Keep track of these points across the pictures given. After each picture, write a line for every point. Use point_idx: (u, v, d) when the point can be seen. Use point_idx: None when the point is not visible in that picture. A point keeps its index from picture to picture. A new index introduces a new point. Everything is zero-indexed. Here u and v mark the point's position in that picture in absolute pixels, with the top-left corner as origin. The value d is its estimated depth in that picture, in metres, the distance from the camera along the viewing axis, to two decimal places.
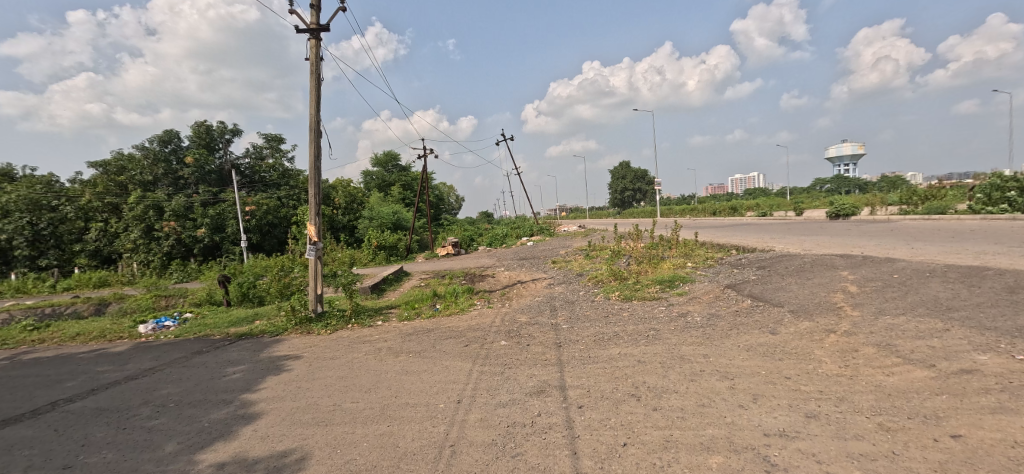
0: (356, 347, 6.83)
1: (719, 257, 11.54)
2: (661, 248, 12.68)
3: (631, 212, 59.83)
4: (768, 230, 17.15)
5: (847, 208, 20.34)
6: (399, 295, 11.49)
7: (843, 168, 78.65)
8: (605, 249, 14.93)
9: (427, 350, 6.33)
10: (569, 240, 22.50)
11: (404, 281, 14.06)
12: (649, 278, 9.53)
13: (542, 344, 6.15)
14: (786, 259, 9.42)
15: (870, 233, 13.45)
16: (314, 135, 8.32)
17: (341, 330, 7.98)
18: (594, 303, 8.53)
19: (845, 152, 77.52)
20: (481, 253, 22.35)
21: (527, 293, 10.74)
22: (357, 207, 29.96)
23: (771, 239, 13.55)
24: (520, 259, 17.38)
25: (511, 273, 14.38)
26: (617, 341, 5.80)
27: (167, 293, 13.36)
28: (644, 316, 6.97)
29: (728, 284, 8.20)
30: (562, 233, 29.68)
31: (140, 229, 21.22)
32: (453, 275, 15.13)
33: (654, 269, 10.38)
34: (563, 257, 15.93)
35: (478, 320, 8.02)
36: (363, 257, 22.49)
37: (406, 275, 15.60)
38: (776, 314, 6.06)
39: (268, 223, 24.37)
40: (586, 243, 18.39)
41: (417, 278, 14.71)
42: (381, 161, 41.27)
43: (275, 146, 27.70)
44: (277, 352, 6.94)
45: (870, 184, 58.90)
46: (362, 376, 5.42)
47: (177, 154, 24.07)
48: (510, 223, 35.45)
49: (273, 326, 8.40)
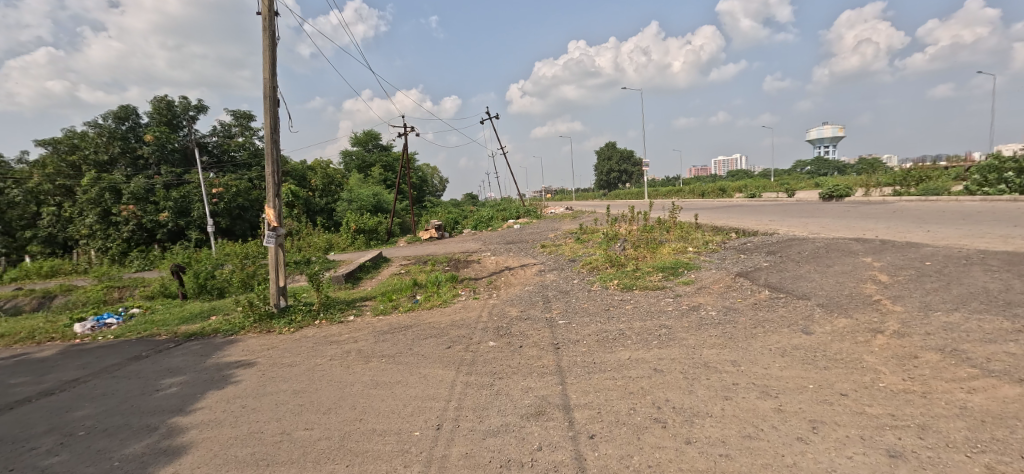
0: (320, 350, 5.90)
1: (720, 241, 10.77)
2: (658, 232, 11.86)
3: (616, 193, 59.20)
4: (764, 212, 16.49)
5: (842, 189, 19.76)
6: (376, 284, 10.51)
7: (824, 150, 79.09)
8: (597, 232, 14.07)
9: (403, 354, 5.43)
10: (557, 223, 21.63)
11: (383, 268, 13.05)
12: (649, 265, 8.70)
13: (536, 345, 5.32)
14: (797, 243, 8.68)
15: (873, 215, 12.81)
16: (269, 104, 7.21)
17: (306, 328, 7.04)
18: (590, 293, 7.68)
19: (826, 135, 77.90)
20: (465, 237, 21.35)
21: (515, 281, 9.86)
22: (335, 190, 28.87)
23: (772, 222, 12.82)
24: (507, 243, 16.47)
25: (497, 259, 13.48)
26: (624, 343, 4.97)
27: (120, 285, 12.30)
28: (650, 310, 6.14)
29: (738, 272, 7.44)
30: (549, 215, 28.77)
31: (96, 213, 19.99)
32: (435, 261, 14.17)
33: (652, 255, 9.57)
34: (552, 241, 15.04)
35: (462, 314, 7.13)
36: (341, 242, 21.41)
37: (385, 260, 14.58)
38: (804, 308, 5.28)
39: (239, 207, 23.34)
40: (576, 226, 17.55)
41: (397, 265, 13.72)
42: (361, 141, 39.69)
43: (245, 123, 26.21)
44: (228, 357, 5.98)
45: (854, 166, 59.02)
46: (322, 390, 4.51)
47: (136, 132, 22.43)
48: (495, 205, 34.39)
49: (228, 323, 7.42)
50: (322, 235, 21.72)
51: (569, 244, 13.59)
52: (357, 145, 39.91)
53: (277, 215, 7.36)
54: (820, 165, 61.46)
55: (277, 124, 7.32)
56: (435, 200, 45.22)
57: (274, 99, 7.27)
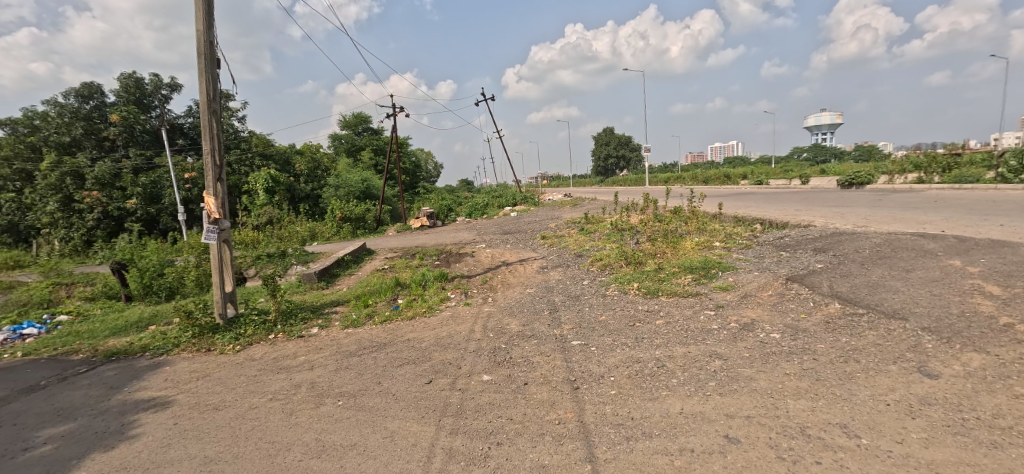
0: (262, 383, 4.52)
1: (748, 235, 9.41)
2: (675, 223, 10.47)
3: (614, 180, 57.71)
4: (784, 200, 15.12)
5: (862, 176, 18.41)
6: (354, 283, 9.10)
7: (822, 137, 77.84)
8: (604, 223, 12.67)
9: (368, 393, 4.07)
10: (556, 211, 20.25)
11: (365, 263, 11.62)
12: (673, 264, 7.34)
13: (546, 381, 3.98)
14: (848, 238, 7.34)
15: (911, 205, 11.46)
16: (206, 64, 5.77)
17: (256, 346, 5.67)
18: (607, 299, 6.32)
19: (824, 122, 76.45)
20: (458, 226, 19.93)
21: (514, 280, 8.48)
22: (321, 175, 27.34)
23: (800, 212, 11.45)
24: (503, 234, 15.09)
25: (493, 252, 12.12)
26: (669, 383, 3.63)
27: (68, 282, 10.94)
28: (692, 328, 4.77)
29: (788, 274, 6.10)
30: (548, 203, 27.32)
31: (57, 200, 18.43)
32: (424, 254, 12.76)
33: (674, 252, 8.19)
34: (552, 232, 13.63)
35: (450, 327, 5.78)
36: (325, 231, 20.01)
37: (369, 253, 13.17)
38: (907, 334, 3.94)
39: None
40: (578, 216, 16.14)
41: (382, 258, 12.30)
42: (350, 123, 37.94)
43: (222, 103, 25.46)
44: (144, 391, 4.63)
45: (854, 152, 57.92)
46: (243, 460, 3.15)
47: (102, 112, 20.83)
48: (490, 192, 32.87)
49: (163, 337, 6.06)
50: (305, 224, 20.30)
51: (573, 236, 12.20)
52: (346, 128, 38.15)
53: (219, 204, 5.94)
54: (821, 150, 60.20)
55: (217, 91, 5.87)
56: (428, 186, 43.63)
57: (213, 59, 5.82)
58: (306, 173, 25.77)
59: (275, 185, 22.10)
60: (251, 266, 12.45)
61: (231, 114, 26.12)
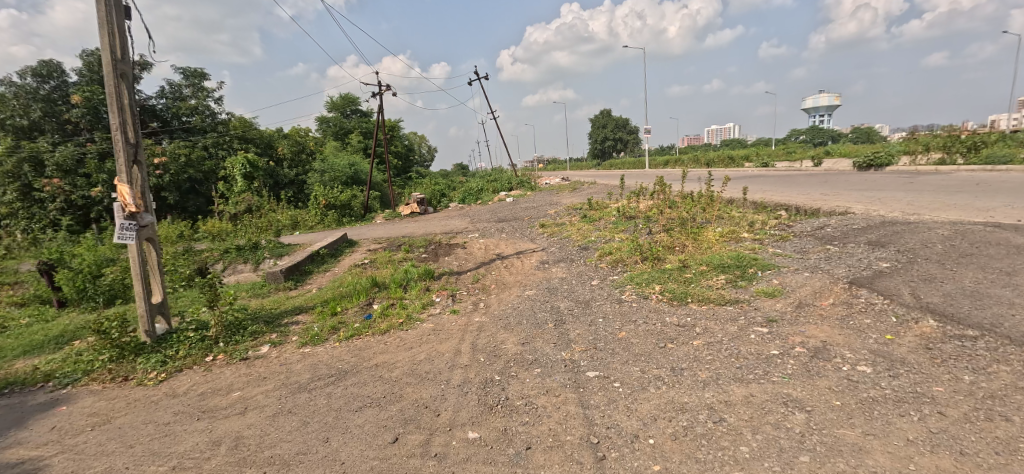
0: (171, 438, 3.35)
1: (777, 225, 8.24)
2: (692, 209, 9.27)
3: (611, 164, 56.25)
4: (801, 184, 13.97)
5: (882, 157, 17.20)
6: (326, 283, 7.91)
7: (819, 118, 76.59)
8: (609, 210, 11.45)
9: (311, 460, 2.91)
10: (555, 196, 19.03)
11: (344, 257, 10.43)
12: (699, 261, 6.17)
13: (559, 441, 2.83)
14: (906, 229, 6.20)
15: (952, 188, 10.30)
16: (107, 10, 4.52)
17: (188, 374, 4.50)
18: (625, 307, 5.15)
19: (822, 103, 74.87)
20: (450, 213, 18.68)
21: (510, 278, 7.32)
22: (306, 160, 26.01)
23: (829, 197, 10.28)
24: (498, 221, 13.88)
25: (486, 243, 10.95)
26: (737, 456, 2.50)
27: (8, 282, 9.73)
28: (746, 354, 3.63)
29: (848, 275, 4.95)
30: (545, 187, 26.05)
31: (15, 189, 17.04)
32: (410, 245, 11.55)
33: (697, 244, 7.02)
34: (552, 220, 12.40)
35: (431, 346, 4.62)
36: (309, 220, 18.80)
37: (350, 244, 11.94)
38: None
39: (190, 181, 20.39)
40: (579, 201, 14.92)
41: (364, 251, 11.09)
42: (337, 105, 36.36)
43: (197, 83, 24.62)
44: (19, 448, 3.45)
45: (850, 135, 56.83)
46: None
47: (64, 92, 19.42)
48: (484, 176, 31.53)
49: (74, 360, 4.84)
50: (287, 213, 19.07)
51: (575, 224, 11.02)
52: (333, 110, 36.48)
53: (136, 193, 4.76)
54: (822, 132, 58.92)
55: (125, 48, 4.67)
56: (420, 170, 42.11)
57: (118, 7, 4.61)
58: (291, 157, 24.90)
59: (253, 170, 20.77)
60: (217, 261, 11.27)
61: (207, 95, 24.67)
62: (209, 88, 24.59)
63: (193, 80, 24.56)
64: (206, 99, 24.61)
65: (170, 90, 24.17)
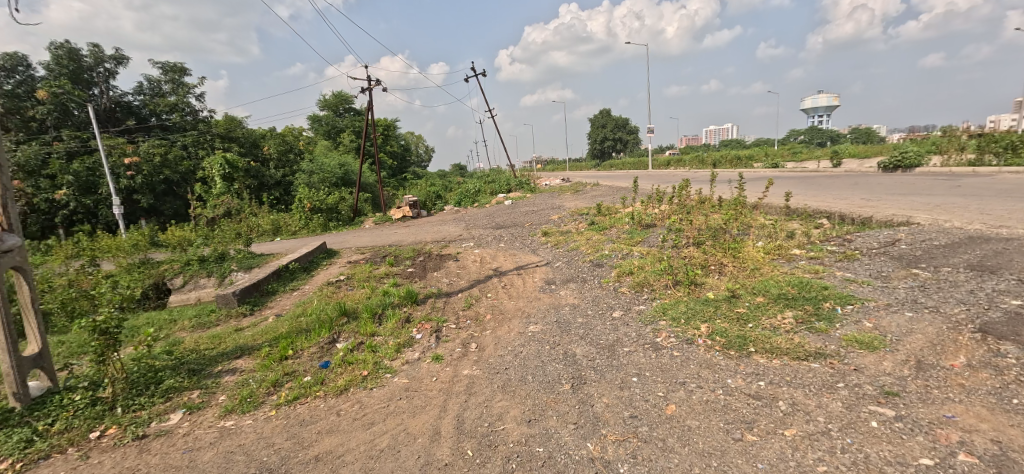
0: None
1: (826, 237, 6.95)
2: (720, 215, 7.97)
3: (611, 164, 54.84)
4: (832, 186, 12.63)
5: (912, 157, 15.87)
6: (288, 309, 6.57)
7: (819, 118, 75.34)
8: (621, 217, 10.13)
9: None
10: (557, 199, 17.72)
11: (319, 271, 9.10)
12: (751, 288, 4.85)
13: None
14: (1012, 250, 4.91)
15: (1015, 193, 9.00)
16: None
17: (54, 466, 3.17)
18: (667, 359, 3.82)
19: (821, 103, 73.49)
20: (444, 217, 17.36)
21: (511, 304, 5.99)
22: (294, 160, 24.64)
23: (874, 203, 9.00)
24: (495, 228, 12.56)
25: (482, 254, 9.65)
26: None
27: None
28: (879, 465, 2.34)
29: (971, 319, 3.64)
30: (545, 188, 24.69)
31: None
32: (397, 256, 10.23)
33: (740, 264, 5.70)
34: (555, 227, 11.09)
35: (399, 421, 3.29)
36: (292, 224, 17.48)
37: (329, 255, 10.61)
38: None
39: (166, 182, 19.09)
40: (585, 205, 13.63)
41: (343, 263, 9.77)
42: (330, 103, 35.00)
43: (177, 78, 23.28)
44: None
45: (850, 135, 55.85)
46: None
47: (30, 88, 18.56)
48: (482, 177, 30.16)
49: None
50: (269, 217, 17.78)
51: (582, 233, 9.74)
52: (325, 108, 35.14)
53: None
54: (825, 132, 57.78)
55: None
56: (414, 170, 40.76)
57: None
58: (277, 157, 23.55)
59: (233, 171, 19.41)
60: (177, 275, 10.03)
61: (187, 91, 23.31)
62: (190, 83, 23.30)
63: (173, 75, 23.19)
64: (187, 95, 23.25)
65: (148, 85, 22.80)
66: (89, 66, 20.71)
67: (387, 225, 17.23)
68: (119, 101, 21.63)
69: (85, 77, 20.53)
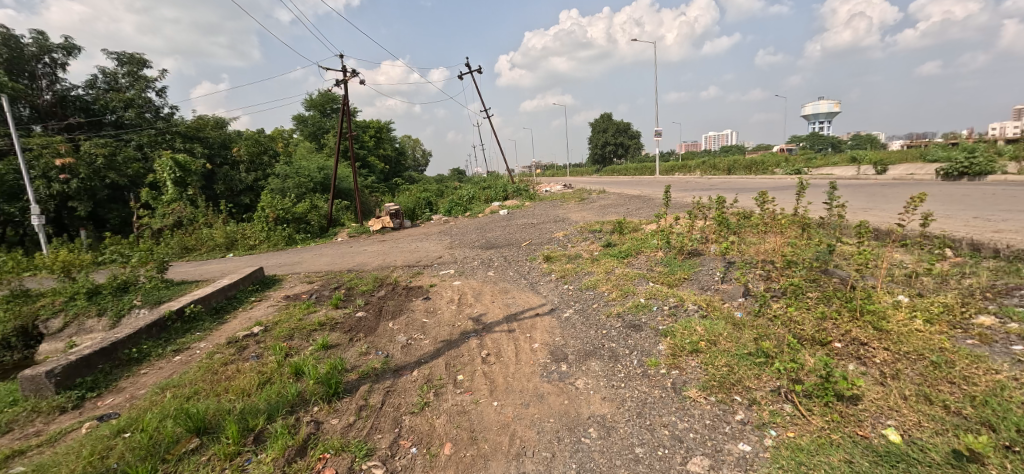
0: None
1: (992, 285, 4.44)
2: (807, 242, 5.45)
3: (613, 170, 52.47)
4: (905, 199, 10.17)
5: (982, 163, 13.37)
6: (132, 404, 4.10)
7: (819, 125, 73.06)
8: (648, 240, 7.66)
9: None
10: (560, 210, 15.22)
11: (235, 314, 6.58)
12: (981, 430, 2.43)
13: None
14: None
15: None
16: None
17: None
18: None
19: (822, 110, 71.06)
20: (430, 230, 14.90)
21: (491, 406, 3.48)
22: (267, 163, 22.16)
23: (1005, 225, 6.52)
24: (486, 247, 10.06)
25: (463, 289, 7.17)
26: None
27: None
28: None
29: None
30: (546, 196, 22.22)
31: None
32: (352, 290, 7.72)
33: (901, 352, 3.26)
34: (560, 250, 8.61)
35: None
36: (251, 237, 14.94)
37: (264, 286, 8.07)
38: None
39: (111, 188, 16.66)
40: (596, 220, 11.14)
41: (275, 300, 7.24)
42: (315, 103, 32.45)
43: (135, 70, 20.80)
44: None
45: (856, 140, 53.72)
46: None
47: None
48: (476, 183, 27.69)
49: None
50: (225, 228, 15.29)
51: (597, 261, 7.27)
52: (311, 108, 32.68)
53: None
54: (831, 138, 55.56)
55: None
56: (407, 175, 38.22)
57: None
58: (248, 160, 21.15)
59: (186, 174, 16.87)
60: (55, 314, 7.55)
61: (146, 85, 20.84)
62: (150, 77, 20.83)
63: (130, 68, 20.71)
64: (146, 90, 20.76)
65: (102, 78, 20.32)
66: (32, 56, 18.20)
67: (361, 239, 14.74)
68: (66, 96, 19.16)
69: (27, 68, 18.04)
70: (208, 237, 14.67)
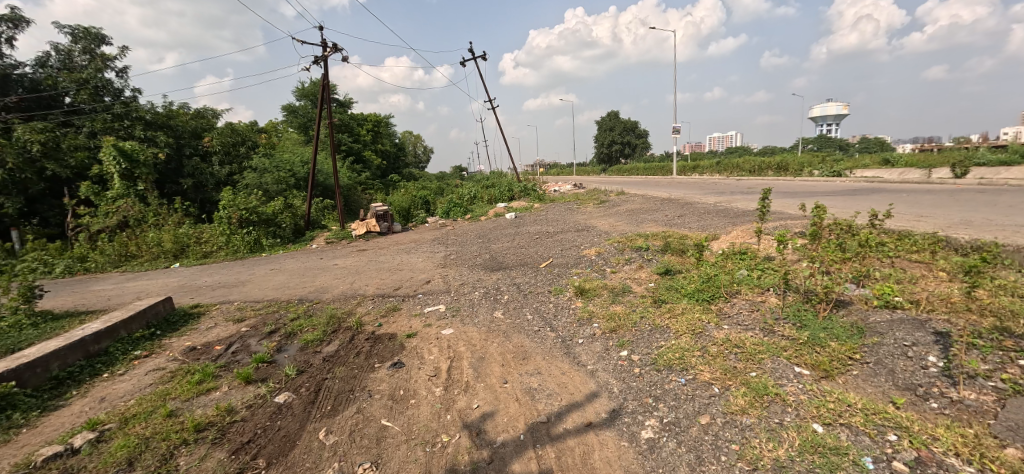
0: None
1: None
2: None
3: (621, 170, 49.68)
4: None
5: None
6: None
7: (829, 128, 70.40)
8: (737, 268, 5.07)
9: None
10: (577, 216, 12.57)
11: (82, 391, 4.05)
12: None
13: None
14: None
15: None
16: None
17: None
18: None
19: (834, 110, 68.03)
20: (424, 236, 12.35)
21: None
22: (244, 154, 19.63)
23: None
24: (490, 268, 7.49)
25: (453, 344, 4.60)
26: None
27: None
28: None
29: None
30: (555, 197, 19.63)
31: None
32: (291, 337, 5.16)
33: None
34: (596, 278, 6.05)
35: None
36: (207, 242, 12.39)
37: (166, 327, 5.51)
38: None
39: (49, 181, 14.16)
40: (635, 233, 8.50)
41: (168, 359, 4.68)
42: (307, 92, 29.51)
43: (91, 48, 18.18)
44: None
45: (866, 142, 51.39)
46: None
47: None
48: (478, 181, 25.09)
49: None
50: (176, 231, 12.74)
51: (666, 304, 4.68)
52: (302, 97, 29.95)
53: None
54: (838, 141, 52.96)
55: None
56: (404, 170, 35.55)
57: None
58: (221, 151, 18.64)
59: (136, 166, 14.28)
60: None
61: (105, 66, 18.25)
62: (109, 56, 18.25)
63: (87, 44, 18.11)
64: (105, 70, 18.17)
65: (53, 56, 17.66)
66: None
67: (341, 246, 12.20)
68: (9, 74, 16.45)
69: None
70: (153, 241, 12.10)
